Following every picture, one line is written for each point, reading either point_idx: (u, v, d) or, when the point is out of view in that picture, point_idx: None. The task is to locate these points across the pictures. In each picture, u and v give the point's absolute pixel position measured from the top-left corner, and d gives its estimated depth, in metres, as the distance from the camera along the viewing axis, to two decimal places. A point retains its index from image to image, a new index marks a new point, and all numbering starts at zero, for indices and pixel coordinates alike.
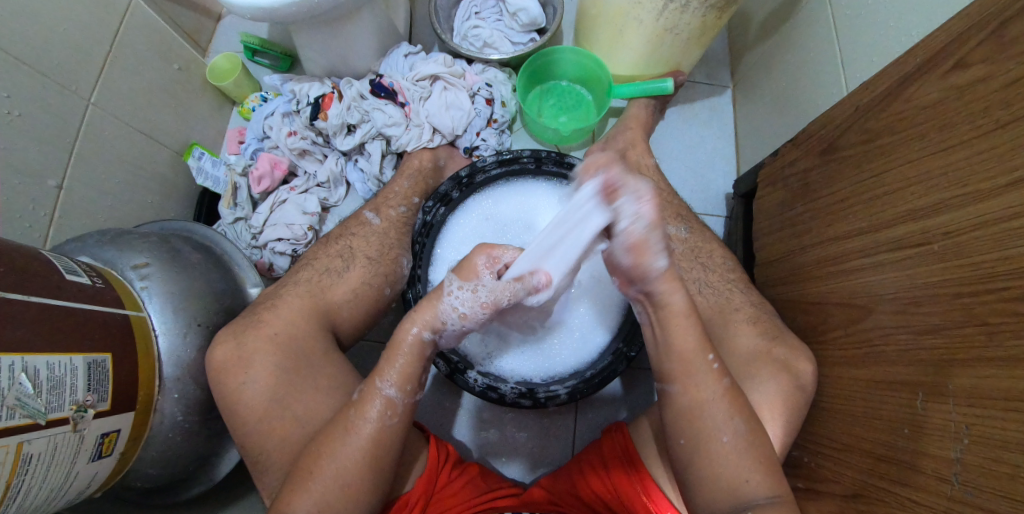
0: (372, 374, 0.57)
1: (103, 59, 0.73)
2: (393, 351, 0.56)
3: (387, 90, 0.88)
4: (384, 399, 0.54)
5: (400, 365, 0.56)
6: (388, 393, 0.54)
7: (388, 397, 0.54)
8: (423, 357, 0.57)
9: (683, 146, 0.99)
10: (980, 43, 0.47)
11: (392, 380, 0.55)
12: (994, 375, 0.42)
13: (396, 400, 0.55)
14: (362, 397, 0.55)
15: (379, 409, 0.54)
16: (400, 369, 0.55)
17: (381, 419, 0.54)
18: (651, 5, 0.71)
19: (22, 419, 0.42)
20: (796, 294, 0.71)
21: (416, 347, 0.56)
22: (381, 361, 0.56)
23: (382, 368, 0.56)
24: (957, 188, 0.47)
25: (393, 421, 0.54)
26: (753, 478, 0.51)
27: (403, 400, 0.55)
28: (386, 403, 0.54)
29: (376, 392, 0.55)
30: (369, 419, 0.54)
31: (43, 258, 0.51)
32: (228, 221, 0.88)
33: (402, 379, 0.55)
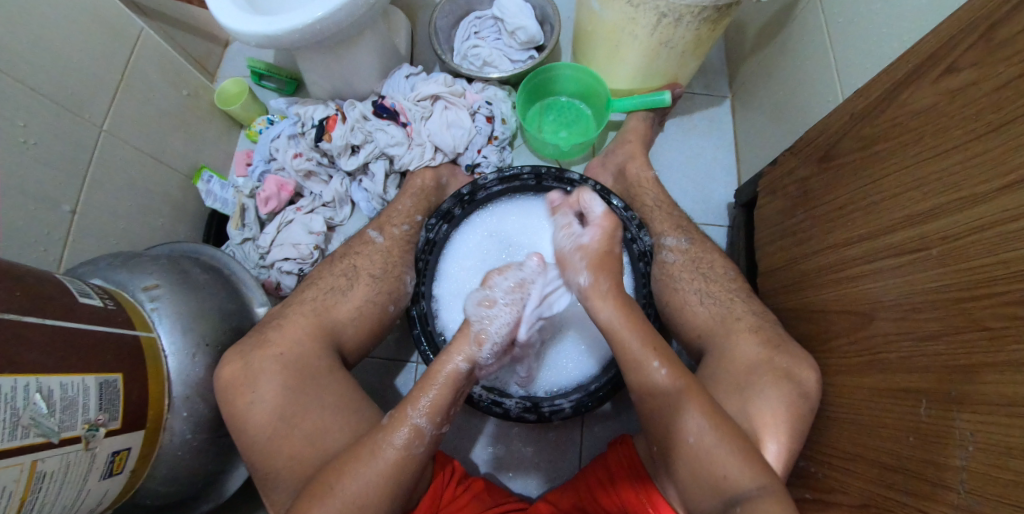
0: (403, 401, 0.57)
1: (116, 89, 0.76)
2: (427, 381, 0.57)
3: (390, 111, 0.90)
4: (413, 428, 0.55)
5: (431, 395, 0.56)
6: (417, 422, 0.55)
7: (417, 427, 0.55)
8: (456, 388, 0.57)
9: (683, 157, 1.00)
10: (969, 48, 0.47)
11: (423, 411, 0.55)
12: (997, 381, 0.41)
13: (424, 430, 0.55)
14: (390, 423, 0.55)
15: (405, 437, 0.55)
16: (431, 400, 0.56)
17: (407, 447, 0.54)
18: (644, 21, 0.73)
19: (36, 438, 0.43)
20: (798, 302, 0.71)
21: (450, 378, 0.57)
22: (414, 389, 0.57)
23: (416, 396, 0.57)
24: (953, 192, 0.47)
25: (419, 450, 0.55)
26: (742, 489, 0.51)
27: (432, 430, 0.56)
28: (414, 432, 0.55)
29: (405, 421, 0.55)
30: (394, 445, 0.54)
31: (56, 281, 0.52)
32: (237, 242, 0.91)
33: (432, 411, 0.56)
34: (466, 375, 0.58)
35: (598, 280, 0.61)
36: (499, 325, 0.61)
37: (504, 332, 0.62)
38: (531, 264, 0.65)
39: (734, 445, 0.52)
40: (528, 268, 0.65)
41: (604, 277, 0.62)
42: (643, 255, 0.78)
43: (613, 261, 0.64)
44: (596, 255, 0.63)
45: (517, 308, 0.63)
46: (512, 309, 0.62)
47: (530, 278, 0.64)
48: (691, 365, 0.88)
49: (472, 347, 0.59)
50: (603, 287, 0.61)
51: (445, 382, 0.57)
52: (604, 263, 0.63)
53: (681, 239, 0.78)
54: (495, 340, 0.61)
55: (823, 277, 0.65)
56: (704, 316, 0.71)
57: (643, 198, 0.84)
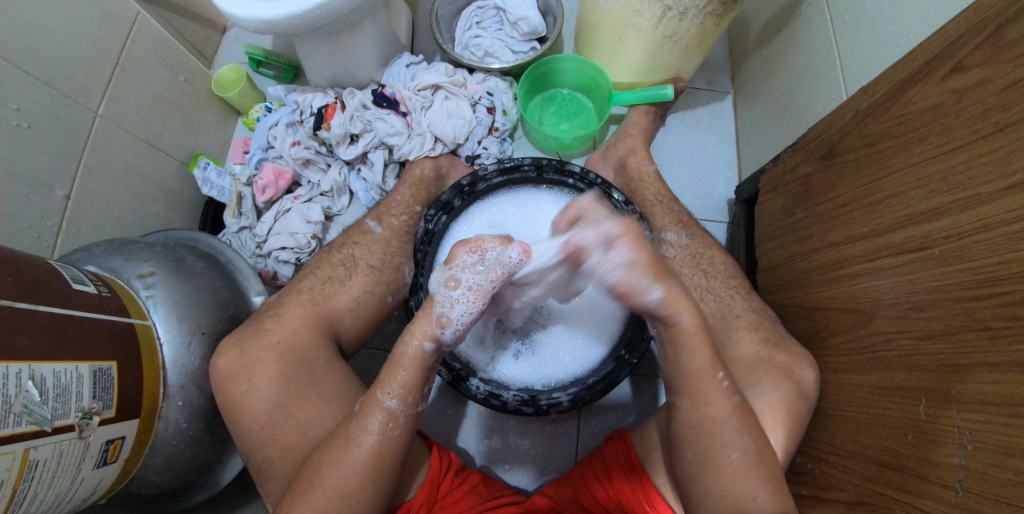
0: (373, 385, 0.56)
1: (111, 74, 0.75)
2: (392, 363, 0.56)
3: (389, 99, 0.89)
4: (385, 412, 0.54)
5: (399, 377, 0.55)
6: (389, 406, 0.54)
7: (390, 410, 0.54)
8: (426, 368, 0.56)
9: (684, 152, 1.00)
10: (977, 46, 0.47)
11: (393, 392, 0.55)
12: (998, 380, 0.41)
13: (397, 412, 0.55)
14: (365, 409, 0.55)
15: (379, 423, 0.54)
16: (398, 381, 0.55)
17: (382, 431, 0.54)
18: (649, 13, 0.72)
19: (28, 425, 0.43)
20: (797, 300, 0.71)
21: (417, 359, 0.56)
22: (382, 372, 0.56)
23: (384, 379, 0.55)
24: (957, 192, 0.47)
25: (395, 432, 0.54)
26: (738, 486, 0.51)
27: (406, 412, 0.55)
28: (387, 416, 0.54)
29: (377, 406, 0.54)
30: (370, 432, 0.54)
31: (49, 267, 0.52)
32: (233, 230, 0.90)
33: (403, 391, 0.55)
34: (433, 354, 0.57)
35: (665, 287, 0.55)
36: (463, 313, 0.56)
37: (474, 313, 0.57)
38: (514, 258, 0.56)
39: (731, 442, 0.53)
40: (511, 257, 0.56)
41: (671, 283, 0.56)
42: None
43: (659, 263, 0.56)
44: (653, 265, 0.56)
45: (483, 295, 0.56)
46: (478, 296, 0.56)
47: (503, 263, 0.56)
48: None
49: (438, 331, 0.56)
50: (675, 295, 0.55)
51: (415, 363, 0.56)
52: (658, 269, 0.56)
53: (681, 234, 0.78)
54: (461, 321, 0.56)
55: (823, 274, 0.65)
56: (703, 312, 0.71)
57: (644, 193, 0.84)
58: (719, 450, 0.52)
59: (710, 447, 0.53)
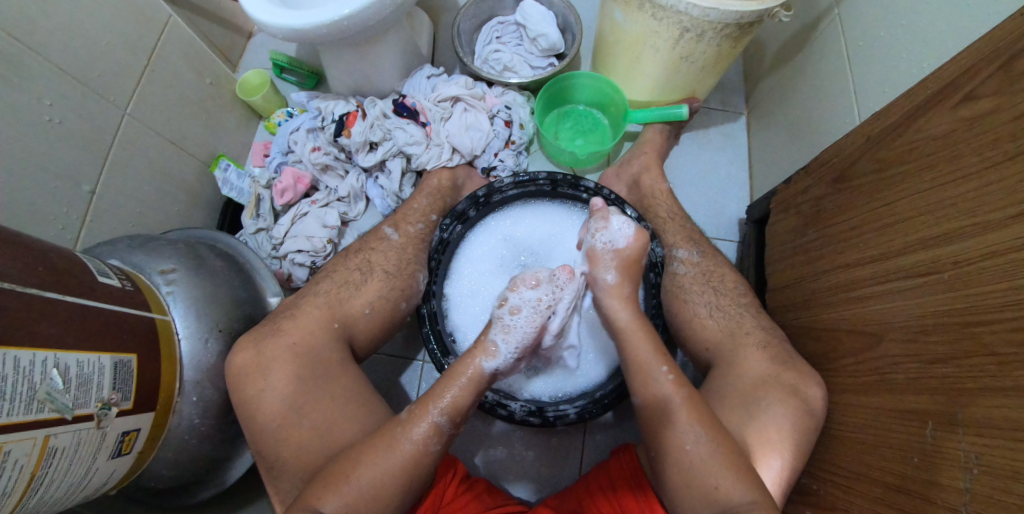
0: (422, 398, 0.58)
1: (140, 74, 0.77)
2: (453, 380, 0.59)
3: (410, 109, 0.91)
4: (431, 426, 0.56)
5: (453, 394, 0.58)
6: (436, 420, 0.56)
7: (435, 425, 0.56)
8: (478, 391, 0.60)
9: (697, 171, 1.01)
10: (988, 77, 0.48)
11: (443, 409, 0.57)
12: (1004, 405, 0.41)
13: (442, 428, 0.56)
14: (408, 419, 0.56)
15: (424, 433, 0.55)
16: (450, 398, 0.58)
17: (424, 443, 0.55)
18: (666, 34, 0.74)
19: (51, 413, 0.44)
20: (807, 320, 0.71)
21: (474, 379, 0.60)
22: (436, 388, 0.59)
23: (438, 395, 0.58)
24: (966, 218, 0.47)
25: (435, 447, 0.56)
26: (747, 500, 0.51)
27: (449, 429, 0.57)
28: (433, 429, 0.56)
29: (424, 417, 0.56)
30: (412, 440, 0.55)
31: (76, 258, 0.53)
32: (250, 231, 0.91)
33: (452, 410, 0.57)
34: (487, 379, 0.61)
35: (626, 282, 0.67)
36: (520, 333, 0.62)
37: (526, 337, 0.63)
38: (562, 280, 0.65)
39: (735, 456, 0.53)
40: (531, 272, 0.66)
41: (628, 282, 0.67)
42: (655, 266, 0.78)
43: (636, 265, 0.69)
44: (631, 256, 0.68)
45: (540, 322, 0.63)
46: (535, 322, 0.63)
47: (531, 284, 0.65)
48: (697, 377, 0.89)
49: (488, 358, 0.61)
50: (626, 291, 0.67)
51: (469, 383, 0.59)
52: (631, 264, 0.68)
53: (693, 251, 0.79)
54: (509, 350, 0.62)
55: (832, 296, 0.65)
56: (713, 329, 0.71)
57: (656, 210, 0.85)
58: (726, 464, 0.53)
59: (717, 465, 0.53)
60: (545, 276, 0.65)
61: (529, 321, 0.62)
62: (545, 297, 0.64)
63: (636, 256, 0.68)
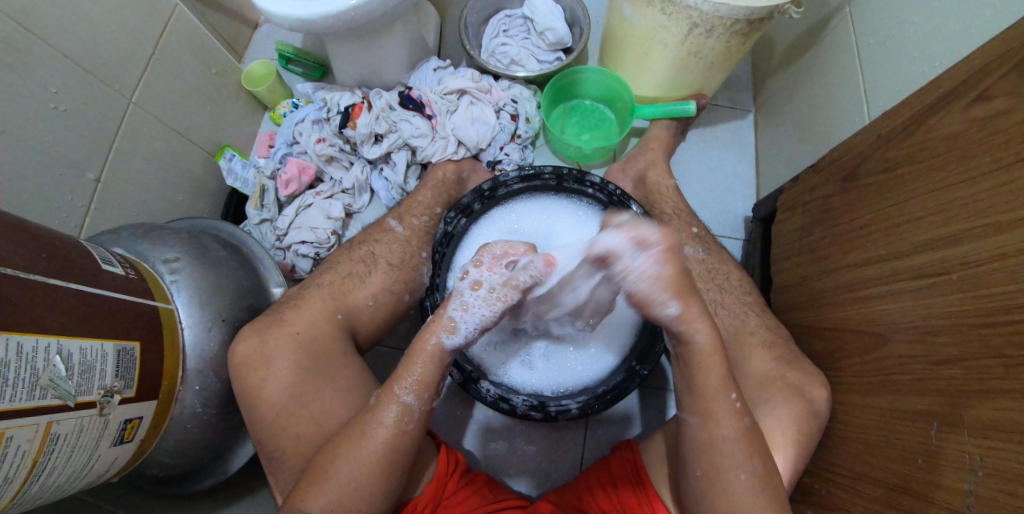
0: (390, 379, 0.57)
1: (146, 63, 0.77)
2: (413, 358, 0.56)
3: (416, 102, 0.90)
4: (402, 406, 0.55)
5: (416, 372, 0.56)
6: (405, 400, 0.55)
7: (406, 404, 0.55)
8: (442, 365, 0.57)
9: (703, 169, 1.00)
10: (1003, 75, 0.47)
11: (410, 388, 0.55)
12: (1011, 408, 0.41)
13: (413, 407, 0.55)
14: (381, 402, 0.55)
15: (394, 416, 0.54)
16: (413, 376, 0.55)
17: (399, 425, 0.54)
18: (676, 29, 0.73)
19: (53, 399, 0.44)
20: (812, 320, 0.71)
21: (435, 355, 0.56)
22: (399, 366, 0.57)
23: (401, 374, 0.56)
24: (976, 219, 0.47)
25: (410, 427, 0.55)
26: (746, 498, 0.52)
27: (421, 407, 0.56)
28: (403, 409, 0.55)
29: (393, 399, 0.55)
30: (385, 425, 0.54)
31: (80, 246, 0.53)
32: (254, 221, 0.91)
33: (419, 387, 0.55)
34: (452, 352, 0.57)
35: (687, 305, 0.53)
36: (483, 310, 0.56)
37: (489, 317, 0.56)
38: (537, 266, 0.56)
39: (736, 453, 0.53)
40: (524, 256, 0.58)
41: (693, 300, 0.53)
42: None
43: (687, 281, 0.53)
44: (676, 282, 0.51)
45: (504, 303, 0.56)
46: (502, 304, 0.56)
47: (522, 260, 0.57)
48: None
49: (448, 336, 0.56)
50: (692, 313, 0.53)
51: (433, 359, 0.56)
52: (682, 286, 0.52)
53: (698, 249, 0.79)
54: (470, 328, 0.56)
55: (839, 295, 0.65)
56: (718, 327, 0.71)
57: (662, 206, 0.85)
58: (727, 461, 0.53)
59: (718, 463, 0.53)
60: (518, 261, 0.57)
61: (497, 304, 0.56)
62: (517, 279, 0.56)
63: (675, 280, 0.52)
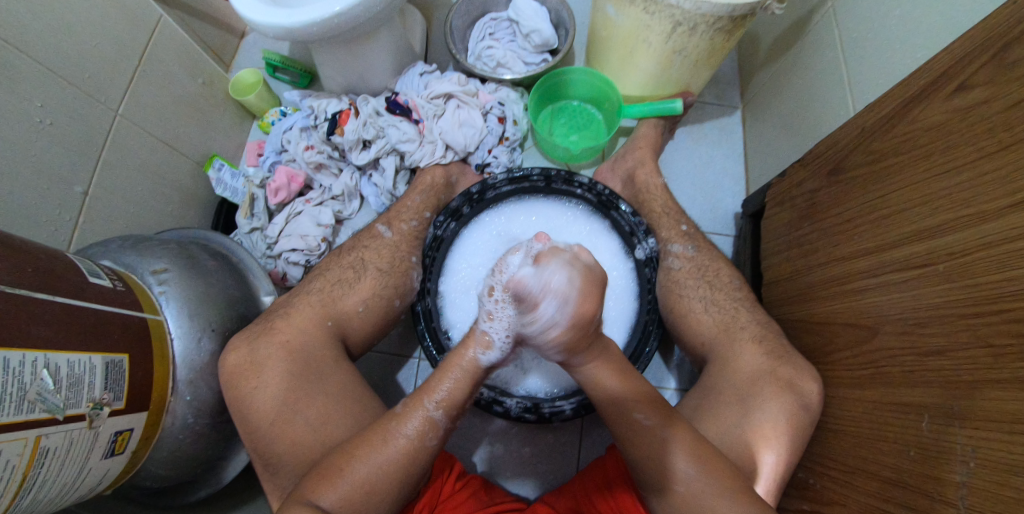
0: (418, 390, 0.58)
1: (132, 75, 0.77)
2: (448, 374, 0.58)
3: (403, 107, 0.91)
4: (427, 420, 0.55)
5: (448, 387, 0.57)
6: (432, 414, 0.56)
7: (432, 419, 0.56)
8: (474, 381, 0.58)
9: (692, 166, 1.00)
10: (982, 66, 0.47)
11: (439, 403, 0.56)
12: (1001, 397, 0.41)
13: (439, 422, 0.56)
14: (406, 412, 0.56)
15: (418, 428, 0.55)
16: (445, 391, 0.57)
17: (422, 438, 0.55)
18: (659, 28, 0.73)
19: (41, 413, 0.44)
20: (802, 314, 0.71)
21: (469, 370, 0.58)
22: (430, 380, 0.58)
23: (432, 387, 0.57)
24: (961, 209, 0.47)
25: (432, 441, 0.56)
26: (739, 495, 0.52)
27: (445, 423, 0.57)
28: (429, 423, 0.55)
29: (420, 411, 0.56)
30: (408, 435, 0.55)
31: (66, 259, 0.53)
32: (245, 231, 0.91)
33: (448, 403, 0.57)
34: (484, 369, 0.59)
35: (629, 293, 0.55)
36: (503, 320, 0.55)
37: (521, 322, 0.56)
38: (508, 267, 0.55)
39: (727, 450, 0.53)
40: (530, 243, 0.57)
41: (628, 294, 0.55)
42: (649, 261, 0.79)
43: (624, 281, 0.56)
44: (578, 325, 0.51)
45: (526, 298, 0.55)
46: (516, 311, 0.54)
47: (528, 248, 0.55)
48: (693, 372, 0.88)
49: (479, 349, 0.57)
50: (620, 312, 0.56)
51: (466, 375, 0.58)
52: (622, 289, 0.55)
53: (687, 246, 0.79)
54: (503, 338, 0.57)
55: (828, 289, 0.65)
56: (708, 324, 0.71)
57: (651, 204, 0.85)
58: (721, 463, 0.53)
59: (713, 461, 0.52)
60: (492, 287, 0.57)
61: (512, 313, 0.54)
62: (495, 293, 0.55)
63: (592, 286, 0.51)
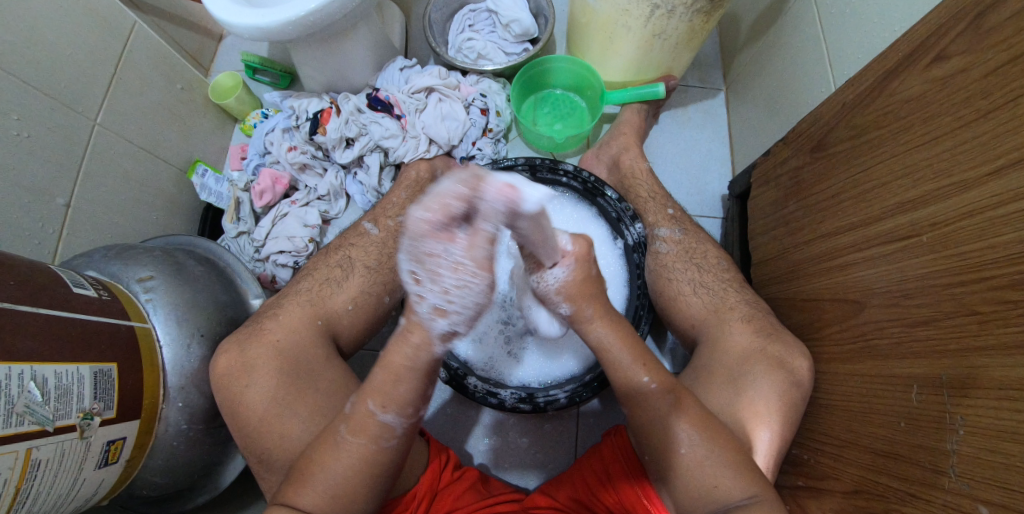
0: (365, 387, 0.53)
1: (108, 83, 0.76)
2: (393, 373, 0.51)
3: (384, 103, 0.91)
4: (381, 424, 0.51)
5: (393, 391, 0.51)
6: (383, 419, 0.51)
7: (387, 423, 0.51)
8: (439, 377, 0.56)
9: (678, 150, 1.00)
10: (958, 35, 0.47)
11: (390, 407, 0.51)
12: (987, 364, 0.42)
13: (394, 424, 0.52)
14: (358, 414, 0.52)
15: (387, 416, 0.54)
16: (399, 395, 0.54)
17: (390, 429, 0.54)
18: (638, 12, 0.73)
19: (30, 425, 0.44)
20: (790, 292, 0.71)
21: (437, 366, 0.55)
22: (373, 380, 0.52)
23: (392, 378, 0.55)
24: (942, 178, 0.47)
25: (389, 442, 0.52)
26: (723, 484, 0.51)
27: (402, 423, 0.52)
28: (384, 428, 0.51)
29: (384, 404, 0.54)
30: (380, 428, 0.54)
31: (50, 271, 0.53)
32: (231, 235, 0.90)
33: (399, 405, 0.52)
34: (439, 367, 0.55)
35: (580, 307, 0.56)
36: (467, 299, 0.44)
37: (475, 294, 0.44)
38: (501, 207, 0.40)
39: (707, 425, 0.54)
40: (456, 190, 0.39)
41: (590, 302, 0.56)
42: (637, 246, 0.79)
43: (593, 287, 0.56)
44: (578, 286, 0.55)
45: (477, 279, 0.42)
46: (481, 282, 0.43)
47: (485, 212, 0.40)
48: (686, 356, 0.89)
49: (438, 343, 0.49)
50: (586, 314, 0.57)
51: (411, 374, 0.51)
52: (586, 291, 0.56)
53: (675, 230, 0.79)
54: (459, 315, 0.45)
55: (815, 266, 0.65)
56: (698, 306, 0.71)
57: (637, 190, 0.84)
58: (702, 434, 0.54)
59: (711, 459, 0.52)
60: (464, 219, 0.40)
61: (474, 289, 0.43)
62: (481, 229, 0.40)
63: (586, 252, 0.56)
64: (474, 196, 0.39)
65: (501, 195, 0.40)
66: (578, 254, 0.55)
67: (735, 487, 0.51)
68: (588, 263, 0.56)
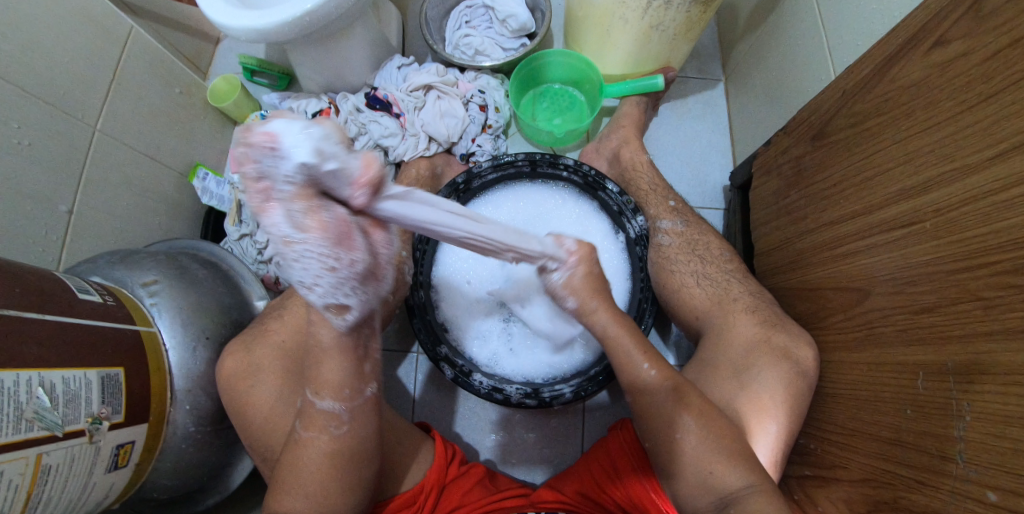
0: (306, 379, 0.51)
1: (107, 89, 0.76)
2: (320, 356, 0.49)
3: (382, 101, 0.91)
4: (326, 412, 0.50)
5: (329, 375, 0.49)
6: (325, 406, 0.50)
7: (329, 410, 0.50)
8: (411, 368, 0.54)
9: (678, 142, 1.00)
10: (957, 19, 0.47)
11: (325, 394, 0.49)
12: (992, 350, 0.42)
13: (338, 410, 0.50)
14: (351, 410, 0.51)
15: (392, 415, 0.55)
16: None
17: None
18: (634, 4, 0.72)
19: (40, 431, 0.44)
20: (794, 282, 0.71)
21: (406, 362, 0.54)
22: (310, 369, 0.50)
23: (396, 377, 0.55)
24: (944, 164, 0.47)
25: (340, 429, 0.51)
26: (717, 470, 0.52)
27: (344, 407, 0.50)
28: (332, 415, 0.50)
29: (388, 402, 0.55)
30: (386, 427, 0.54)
31: (54, 278, 0.53)
32: (234, 237, 0.91)
33: (332, 389, 0.49)
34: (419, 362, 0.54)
35: (587, 303, 0.54)
36: (321, 273, 0.37)
37: (322, 266, 0.37)
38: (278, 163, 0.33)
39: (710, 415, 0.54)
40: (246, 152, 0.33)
41: (597, 297, 0.54)
42: (640, 239, 0.79)
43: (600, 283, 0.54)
44: (585, 282, 0.52)
45: (305, 247, 0.36)
46: (317, 253, 0.36)
47: (274, 173, 0.33)
48: (691, 348, 0.89)
49: (334, 316, 0.43)
50: (591, 307, 0.54)
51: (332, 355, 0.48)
52: (592, 286, 0.53)
53: (676, 222, 0.78)
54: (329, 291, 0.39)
55: (818, 255, 0.65)
56: (701, 298, 0.71)
57: (637, 183, 0.84)
58: (704, 424, 0.54)
59: (715, 453, 0.52)
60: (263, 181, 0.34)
61: (314, 261, 0.36)
62: (277, 192, 0.34)
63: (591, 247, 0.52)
64: (255, 155, 0.33)
65: (270, 147, 0.33)
66: (583, 252, 0.51)
67: (740, 478, 0.51)
68: (594, 260, 0.52)
